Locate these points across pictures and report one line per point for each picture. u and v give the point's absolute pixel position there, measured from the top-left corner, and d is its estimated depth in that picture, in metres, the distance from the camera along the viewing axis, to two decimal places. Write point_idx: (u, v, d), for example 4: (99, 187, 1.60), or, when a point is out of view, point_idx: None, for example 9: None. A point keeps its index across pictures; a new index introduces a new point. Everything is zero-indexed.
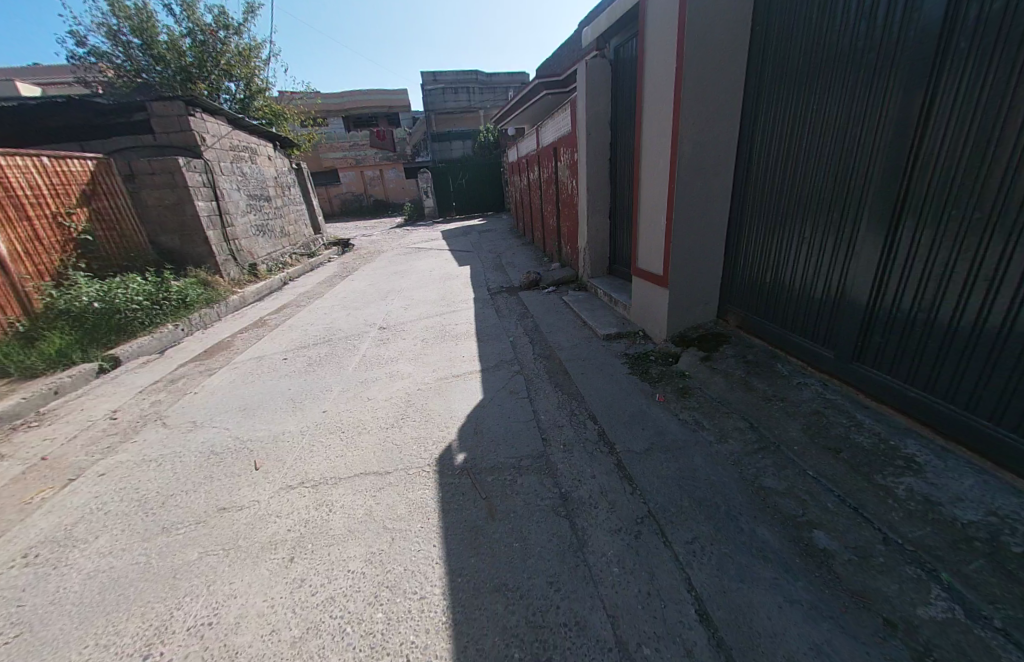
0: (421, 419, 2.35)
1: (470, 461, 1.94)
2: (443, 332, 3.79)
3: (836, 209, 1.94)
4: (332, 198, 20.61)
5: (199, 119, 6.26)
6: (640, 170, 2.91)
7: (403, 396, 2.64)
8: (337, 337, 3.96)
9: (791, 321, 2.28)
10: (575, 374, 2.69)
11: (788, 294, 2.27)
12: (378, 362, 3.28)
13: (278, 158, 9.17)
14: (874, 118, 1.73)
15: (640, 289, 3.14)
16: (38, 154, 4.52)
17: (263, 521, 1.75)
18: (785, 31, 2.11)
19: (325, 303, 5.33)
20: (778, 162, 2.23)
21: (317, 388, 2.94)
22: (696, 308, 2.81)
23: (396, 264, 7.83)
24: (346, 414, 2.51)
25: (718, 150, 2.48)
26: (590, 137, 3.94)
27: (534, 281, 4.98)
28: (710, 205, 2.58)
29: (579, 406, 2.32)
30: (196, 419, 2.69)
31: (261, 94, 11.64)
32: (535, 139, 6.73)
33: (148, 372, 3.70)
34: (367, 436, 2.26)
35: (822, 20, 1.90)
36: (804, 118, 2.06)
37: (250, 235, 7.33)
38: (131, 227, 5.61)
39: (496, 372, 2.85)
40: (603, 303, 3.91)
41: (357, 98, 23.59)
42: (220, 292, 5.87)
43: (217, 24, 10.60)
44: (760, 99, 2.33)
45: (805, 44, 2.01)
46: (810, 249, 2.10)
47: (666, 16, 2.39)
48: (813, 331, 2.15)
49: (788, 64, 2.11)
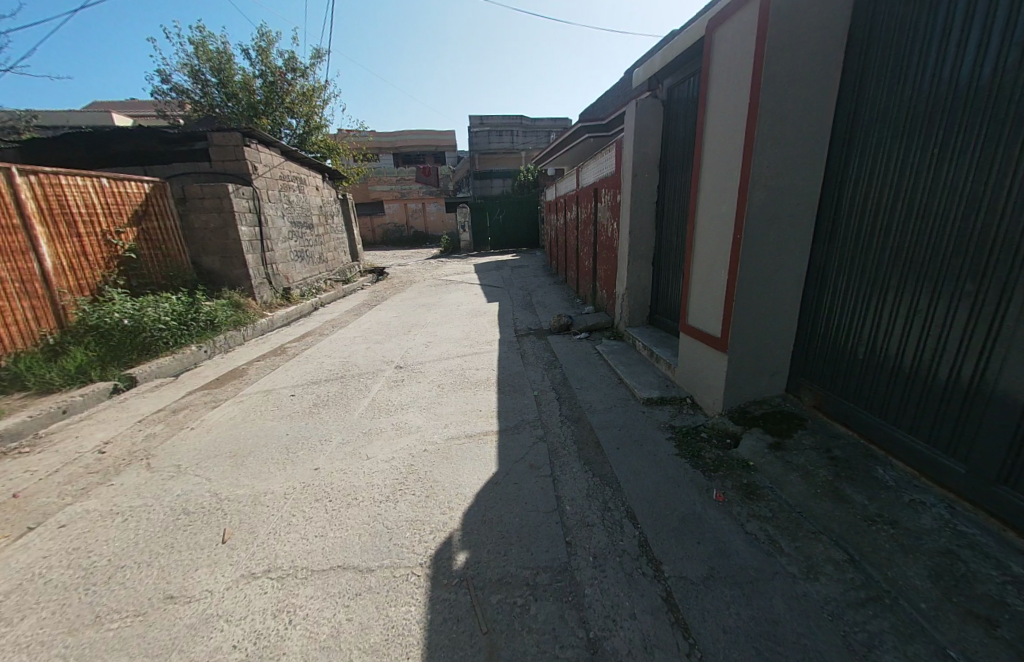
0: (420, 494, 1.96)
1: (472, 568, 1.52)
2: (463, 378, 3.45)
3: (956, 273, 1.52)
4: (375, 228, 21.53)
5: (253, 150, 6.56)
6: (697, 215, 2.57)
7: (405, 459, 2.27)
8: (350, 374, 3.70)
9: (866, 399, 1.90)
10: (609, 449, 2.24)
11: (861, 367, 1.92)
12: (387, 408, 2.96)
13: (325, 189, 9.55)
14: (941, 174, 1.57)
15: (690, 350, 2.70)
16: (98, 176, 4.76)
17: (206, 629, 1.38)
18: (862, 73, 1.88)
19: (348, 334, 5.17)
20: (876, 211, 1.82)
21: (316, 435, 2.63)
22: (760, 379, 2.34)
23: (426, 296, 7.71)
24: (339, 475, 2.17)
25: (798, 196, 2.09)
26: (636, 178, 3.68)
27: (566, 325, 4.62)
28: (783, 258, 2.17)
29: (611, 497, 1.86)
30: (182, 464, 2.43)
31: (319, 131, 12.47)
32: (574, 179, 6.59)
33: (157, 397, 3.55)
34: (355, 511, 1.89)
35: (907, 58, 1.67)
36: (912, 160, 1.66)
37: (288, 260, 7.46)
38: (175, 247, 5.76)
39: (515, 436, 2.44)
40: (643, 358, 3.47)
41: (408, 138, 25.15)
42: (249, 316, 5.82)
43: (287, 68, 11.59)
44: (851, 138, 1.95)
45: (879, 90, 1.81)
46: (880, 315, 1.82)
47: (738, 48, 2.12)
48: (896, 414, 1.77)
49: (863, 109, 1.88)
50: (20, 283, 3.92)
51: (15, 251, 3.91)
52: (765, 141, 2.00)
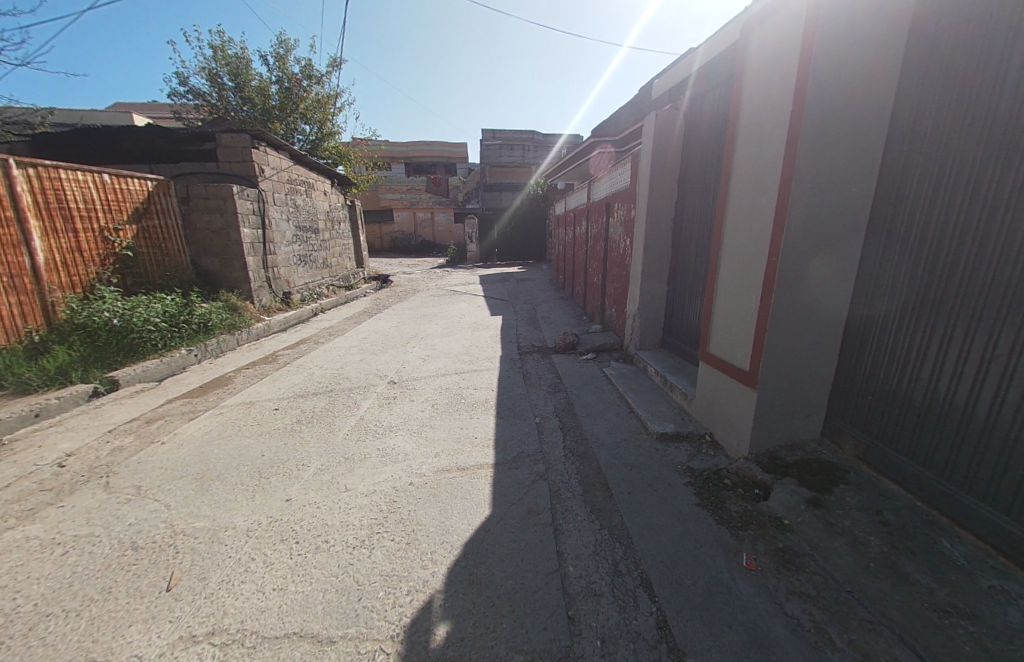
0: (400, 541, 1.69)
1: (455, 648, 1.24)
2: (460, 399, 3.18)
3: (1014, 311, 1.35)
4: (384, 235, 21.59)
5: (261, 153, 6.44)
6: (723, 235, 2.35)
7: (387, 494, 2.00)
8: (340, 387, 3.46)
9: (921, 449, 1.66)
10: (618, 494, 1.97)
11: (910, 409, 1.69)
12: (375, 430, 2.70)
13: (333, 194, 9.45)
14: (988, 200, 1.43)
15: (710, 381, 2.45)
16: (100, 171, 4.60)
17: None
18: (924, 75, 1.64)
19: (344, 343, 4.94)
20: (929, 235, 1.61)
21: (294, 458, 2.36)
22: (792, 419, 2.09)
23: (428, 306, 7.51)
24: (312, 511, 1.89)
25: (846, 214, 1.84)
26: (653, 192, 3.47)
27: (571, 344, 4.37)
28: (825, 286, 1.93)
29: (622, 558, 1.59)
30: (143, 485, 2.12)
31: (332, 137, 12.51)
32: (585, 193, 6.41)
33: (134, 403, 3.28)
34: (323, 559, 1.62)
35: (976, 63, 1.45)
36: (961, 182, 1.50)
37: (291, 264, 7.27)
38: (177, 246, 5.54)
39: (512, 472, 2.17)
40: (654, 385, 3.20)
41: (420, 148, 25.40)
42: (244, 319, 5.52)
43: (303, 75, 11.68)
44: (906, 153, 1.72)
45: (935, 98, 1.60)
46: (930, 351, 1.61)
47: (780, 46, 1.89)
48: (958, 470, 1.53)
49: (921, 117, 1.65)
50: (6, 277, 3.73)
51: (4, 244, 3.73)
52: (807, 158, 1.78)
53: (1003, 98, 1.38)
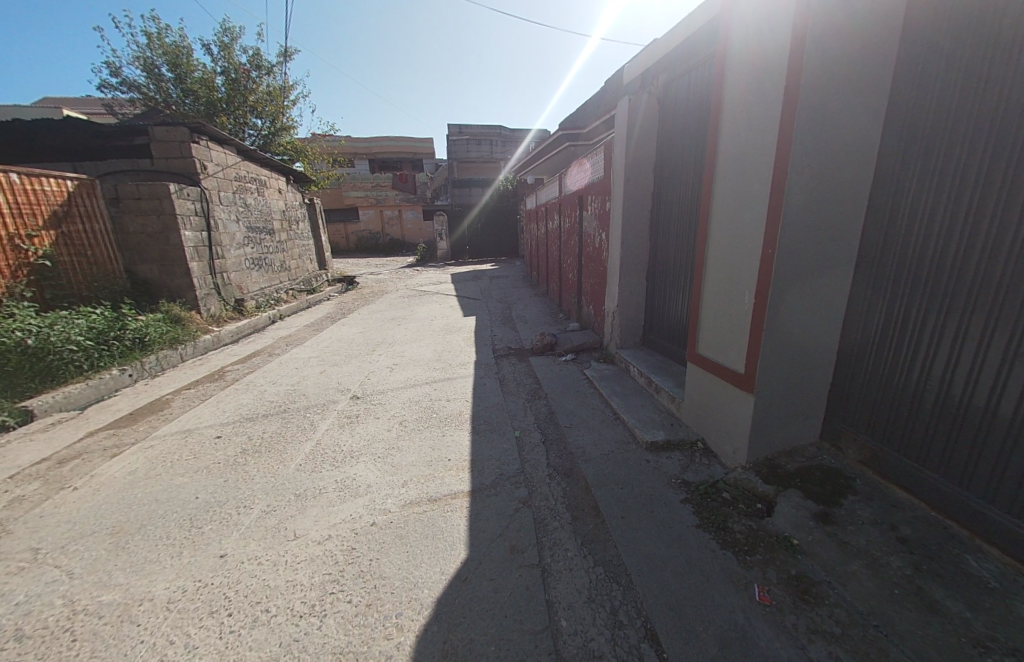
0: (359, 602, 1.40)
1: None
2: (432, 414, 2.88)
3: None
4: (349, 235, 20.73)
5: (202, 147, 5.81)
6: (707, 229, 2.18)
7: (345, 540, 1.70)
8: (296, 407, 3.08)
9: (926, 453, 1.62)
10: (611, 519, 1.76)
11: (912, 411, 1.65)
12: (334, 457, 2.37)
13: (288, 192, 8.80)
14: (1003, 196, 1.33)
15: (699, 385, 2.30)
16: (5, 171, 3.99)
17: None
18: (918, 61, 1.56)
19: (302, 354, 4.51)
20: (930, 232, 1.54)
21: (236, 498, 2.01)
22: (792, 424, 2.00)
23: (397, 308, 7.10)
24: (252, 568, 1.56)
25: (841, 207, 1.75)
26: (628, 183, 3.28)
27: (549, 344, 4.16)
28: (820, 280, 1.82)
29: (622, 604, 1.37)
30: (42, 546, 1.71)
31: (286, 132, 11.74)
32: (555, 187, 6.20)
33: (45, 438, 2.78)
34: (262, 634, 1.29)
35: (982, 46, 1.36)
36: (968, 178, 1.42)
37: (243, 268, 6.67)
38: (106, 253, 4.87)
39: (491, 500, 1.92)
40: (638, 387, 3.04)
41: (384, 144, 24.52)
42: (189, 332, 4.92)
43: (251, 64, 10.85)
44: (906, 137, 1.62)
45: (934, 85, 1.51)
46: (931, 352, 1.56)
47: (766, 27, 1.74)
48: (967, 473, 1.50)
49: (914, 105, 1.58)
50: None
51: None
52: (805, 143, 1.63)
53: (1016, 78, 1.28)
